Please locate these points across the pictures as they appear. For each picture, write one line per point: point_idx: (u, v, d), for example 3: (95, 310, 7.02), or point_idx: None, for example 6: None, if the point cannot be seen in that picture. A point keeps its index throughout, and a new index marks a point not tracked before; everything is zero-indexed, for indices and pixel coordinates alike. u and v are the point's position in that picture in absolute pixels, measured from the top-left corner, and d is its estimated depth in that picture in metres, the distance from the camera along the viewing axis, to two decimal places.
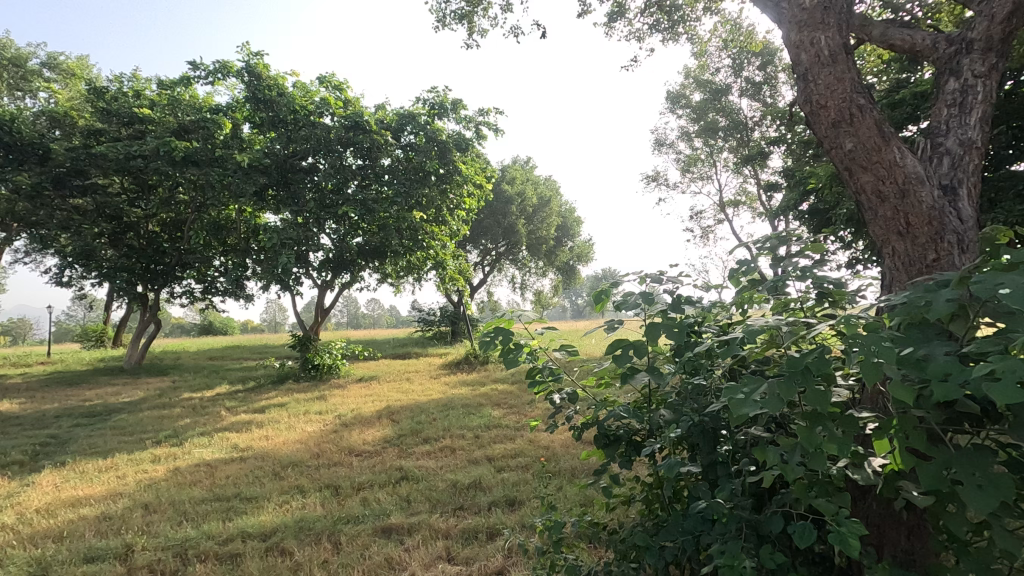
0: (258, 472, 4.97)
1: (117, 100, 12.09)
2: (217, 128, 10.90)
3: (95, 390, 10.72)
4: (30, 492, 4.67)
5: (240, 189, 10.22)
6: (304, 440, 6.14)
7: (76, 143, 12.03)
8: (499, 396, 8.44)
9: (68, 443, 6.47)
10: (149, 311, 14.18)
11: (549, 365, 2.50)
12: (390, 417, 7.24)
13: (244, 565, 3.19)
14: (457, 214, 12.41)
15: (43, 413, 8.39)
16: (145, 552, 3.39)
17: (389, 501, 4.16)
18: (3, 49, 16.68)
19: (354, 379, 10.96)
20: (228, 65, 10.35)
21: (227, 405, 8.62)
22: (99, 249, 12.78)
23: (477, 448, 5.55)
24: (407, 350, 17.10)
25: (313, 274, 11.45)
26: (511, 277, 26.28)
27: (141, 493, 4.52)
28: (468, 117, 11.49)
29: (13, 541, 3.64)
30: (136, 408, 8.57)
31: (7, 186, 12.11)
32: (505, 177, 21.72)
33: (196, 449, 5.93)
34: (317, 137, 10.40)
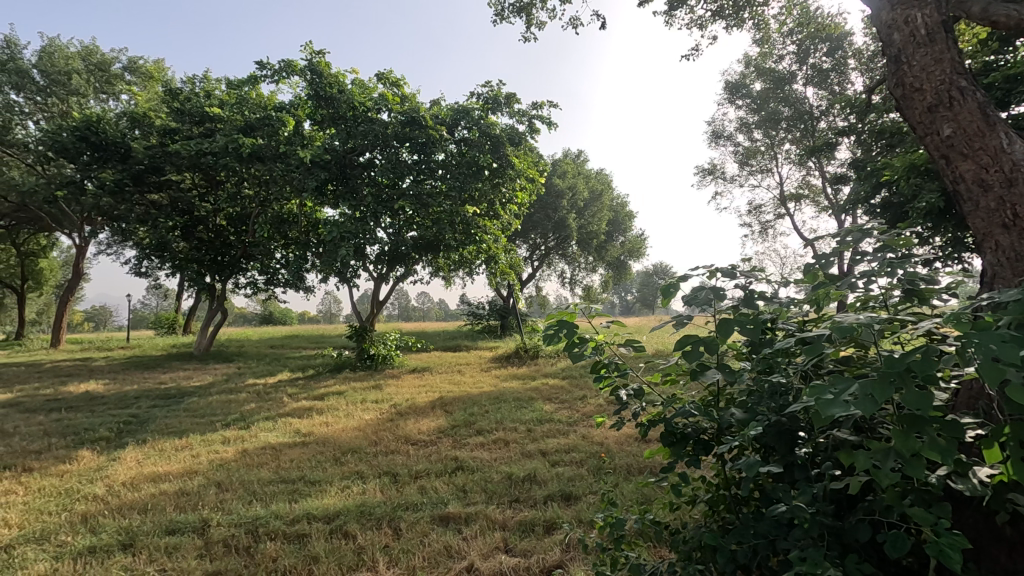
0: (320, 457, 5.16)
1: (189, 101, 12.79)
2: (281, 125, 11.32)
3: (169, 375, 11.42)
4: (116, 466, 5.03)
5: (302, 184, 10.60)
6: (362, 428, 6.33)
7: (154, 142, 12.81)
8: (550, 390, 8.46)
9: (147, 422, 6.93)
10: (217, 301, 14.96)
11: (615, 361, 2.44)
12: (444, 407, 7.36)
13: (310, 546, 3.30)
14: (509, 208, 12.46)
15: (124, 394, 9.01)
16: (219, 528, 3.58)
17: (446, 490, 4.22)
18: (90, 55, 17.95)
19: (407, 370, 11.21)
20: (293, 64, 10.74)
21: (289, 392, 9.01)
22: (173, 242, 13.59)
23: (530, 442, 5.55)
24: (458, 343, 17.34)
25: (369, 267, 11.80)
26: (560, 273, 26.18)
27: (213, 473, 4.78)
28: (521, 110, 11.48)
29: (104, 511, 3.92)
30: (206, 392, 9.07)
31: (94, 183, 13.09)
32: (556, 171, 21.62)
33: (262, 433, 6.22)
34: (375, 133, 10.64)
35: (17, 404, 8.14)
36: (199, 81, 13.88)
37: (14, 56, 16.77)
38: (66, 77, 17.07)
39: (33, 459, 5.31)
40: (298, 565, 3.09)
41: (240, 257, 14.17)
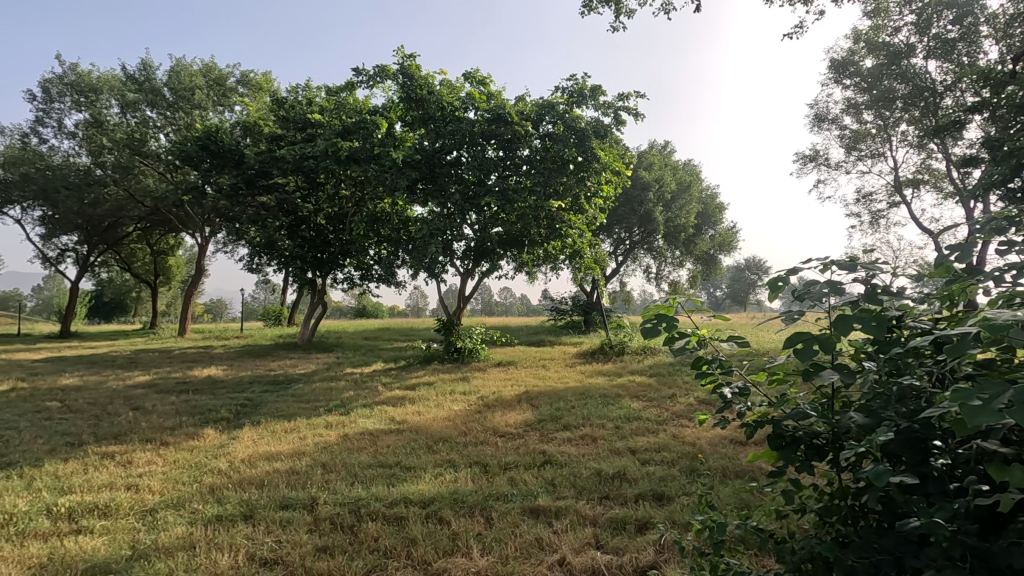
0: (414, 444, 5.39)
1: (294, 109, 13.79)
2: (375, 128, 11.89)
3: (277, 362, 12.40)
4: (236, 444, 5.54)
5: (394, 184, 11.08)
6: (452, 418, 6.53)
7: (263, 148, 13.93)
8: (637, 387, 8.26)
9: (259, 405, 7.58)
10: (317, 294, 16.03)
11: (718, 358, 2.33)
12: (530, 401, 7.42)
13: (409, 528, 3.46)
14: (594, 202, 12.33)
15: (240, 379, 9.90)
16: (326, 506, 3.84)
17: (535, 483, 4.26)
18: (209, 71, 19.77)
19: (493, 363, 11.42)
20: (386, 69, 11.26)
21: (383, 381, 9.48)
22: (280, 240, 14.71)
23: (619, 439, 5.46)
24: (541, 338, 17.41)
25: (457, 262, 12.15)
26: (645, 267, 25.53)
27: (319, 454, 5.14)
28: (607, 103, 11.28)
29: (228, 484, 4.34)
30: (309, 380, 9.77)
31: (213, 187, 14.47)
32: (642, 163, 21.02)
33: (361, 419, 6.59)
34: (462, 131, 10.85)
35: (154, 386, 9.20)
36: (302, 90, 14.90)
37: (148, 76, 18.86)
38: (189, 93, 18.95)
39: (169, 434, 5.98)
40: (397, 546, 3.24)
41: (338, 254, 15.07)
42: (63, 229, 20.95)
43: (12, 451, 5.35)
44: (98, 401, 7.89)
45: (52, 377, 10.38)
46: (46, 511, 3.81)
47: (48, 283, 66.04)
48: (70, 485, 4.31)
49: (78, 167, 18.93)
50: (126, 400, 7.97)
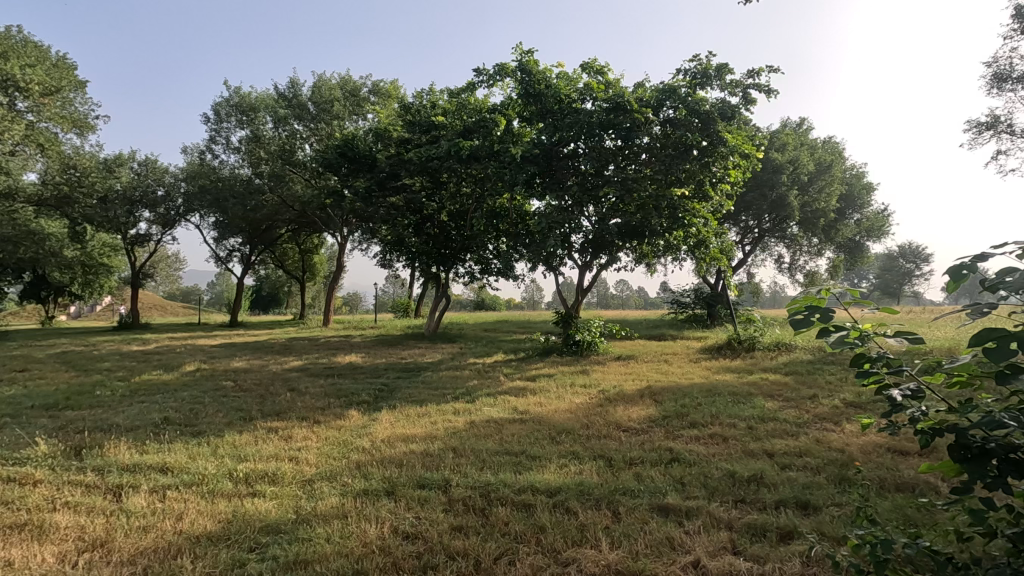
0: (537, 434, 5.49)
1: (420, 113, 14.62)
2: (494, 125, 12.22)
3: (407, 351, 13.30)
4: (376, 425, 6.03)
5: (513, 179, 11.33)
6: (574, 410, 6.56)
7: (393, 152, 14.95)
8: (771, 386, 7.70)
9: (394, 391, 8.18)
10: (442, 288, 16.90)
11: (884, 355, 2.09)
12: (653, 396, 7.23)
13: (537, 516, 3.53)
14: (720, 187, 11.66)
15: (375, 366, 10.76)
16: (459, 488, 4.05)
17: (663, 480, 4.13)
18: (345, 83, 21.53)
19: (613, 357, 11.26)
20: (505, 67, 11.52)
21: (505, 371, 9.79)
22: (408, 237, 15.71)
23: (753, 440, 5.11)
24: (662, 332, 16.86)
25: (575, 254, 12.17)
26: (777, 257, 23.63)
27: (449, 439, 5.43)
28: (734, 81, 10.55)
29: (371, 461, 4.74)
30: (436, 368, 10.36)
31: (351, 190, 15.81)
32: (774, 144, 19.36)
33: (486, 408, 6.85)
34: (580, 123, 10.78)
35: (306, 370, 10.33)
36: (427, 94, 15.72)
37: (296, 93, 21.06)
38: (329, 105, 20.81)
39: (320, 413, 6.67)
40: (526, 532, 3.32)
41: (460, 249, 15.77)
42: (231, 233, 24.17)
43: (200, 421, 6.30)
44: (262, 382, 9.03)
45: (226, 360, 12.06)
46: (230, 475, 4.44)
47: (219, 278, 76.55)
48: (245, 454, 4.99)
49: (242, 178, 21.70)
50: (284, 382, 9.04)
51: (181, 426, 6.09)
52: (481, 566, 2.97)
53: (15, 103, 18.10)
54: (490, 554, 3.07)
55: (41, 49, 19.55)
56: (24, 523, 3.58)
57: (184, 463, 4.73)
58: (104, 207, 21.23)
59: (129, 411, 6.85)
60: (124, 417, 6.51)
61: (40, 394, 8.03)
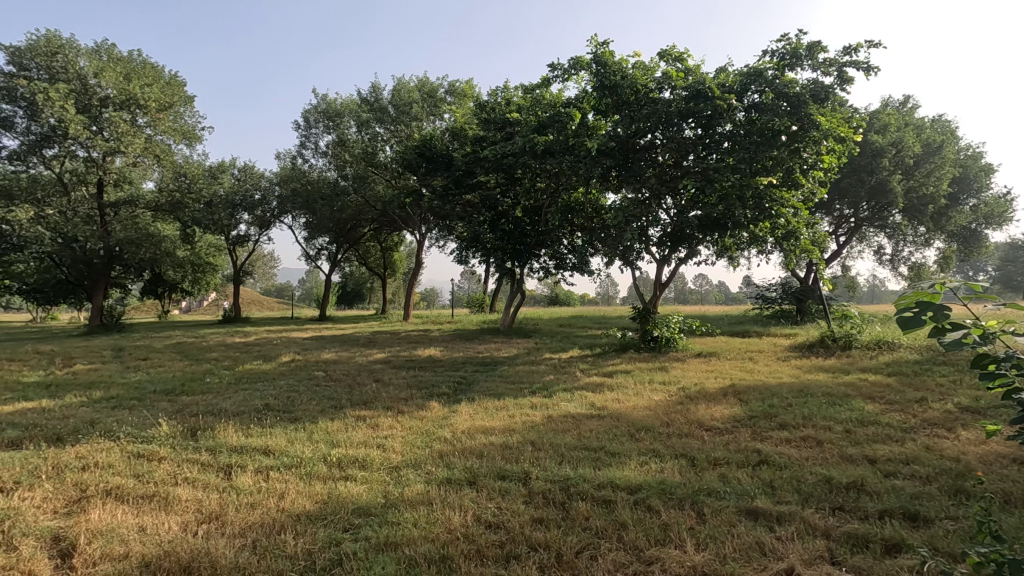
0: (616, 431, 5.42)
1: (495, 110, 14.78)
2: (569, 120, 12.15)
3: (484, 346, 13.54)
4: (457, 417, 6.20)
5: (588, 173, 11.20)
6: (653, 407, 6.43)
7: (470, 150, 15.23)
8: (872, 387, 7.15)
9: (472, 384, 8.38)
10: (517, 283, 17.04)
11: (1012, 357, 1.88)
12: (737, 395, 6.92)
13: (618, 512, 3.51)
14: (812, 174, 10.98)
15: (454, 359, 11.05)
16: (539, 481, 4.09)
17: (751, 483, 3.96)
18: (424, 84, 22.13)
19: (694, 354, 10.88)
20: (580, 60, 11.41)
21: (581, 367, 9.73)
22: (484, 234, 15.98)
23: (851, 445, 4.78)
24: (746, 328, 16.06)
25: (652, 248, 11.88)
26: (876, 247, 21.82)
27: (528, 432, 5.49)
28: (828, 59, 9.84)
29: (453, 451, 4.88)
30: (513, 363, 10.48)
31: (429, 189, 16.28)
32: (874, 125, 17.84)
33: (563, 403, 6.86)
34: (658, 113, 10.45)
35: (389, 362, 10.80)
36: (501, 91, 15.85)
37: (377, 97, 21.99)
38: (408, 107, 21.52)
39: (403, 404, 6.96)
40: (608, 528, 3.30)
41: (535, 244, 15.85)
42: (319, 232, 25.70)
43: (297, 408, 6.78)
44: (351, 373, 9.55)
45: (318, 352, 12.85)
46: (324, 459, 4.74)
47: (309, 275, 81.81)
48: (338, 441, 5.30)
49: (329, 181, 23.01)
50: (369, 373, 9.51)
51: (281, 413, 6.58)
52: (563, 558, 2.99)
53: (136, 119, 20.19)
54: (572, 547, 3.08)
55: (157, 69, 21.61)
56: (153, 495, 4.02)
57: (283, 447, 5.10)
58: (210, 210, 23.23)
59: (236, 398, 7.48)
60: (231, 403, 7.12)
61: (161, 380, 8.96)
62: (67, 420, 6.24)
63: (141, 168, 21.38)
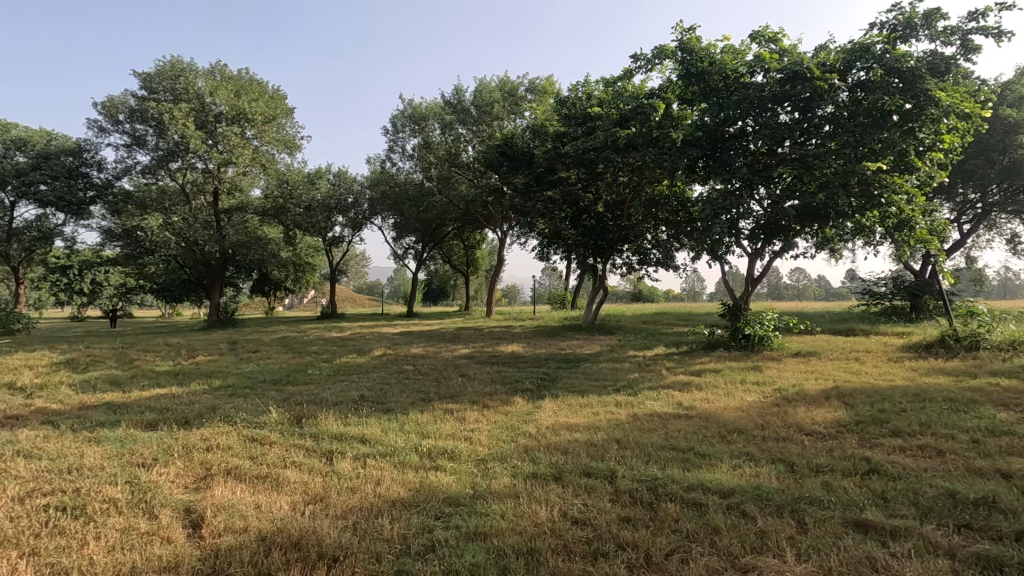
0: (705, 432, 5.23)
1: (576, 105, 14.67)
2: (653, 111, 11.84)
3: (566, 342, 13.50)
4: (541, 413, 6.26)
5: (674, 165, 10.81)
6: (745, 408, 6.12)
7: (550, 147, 15.20)
8: (1006, 393, 6.37)
9: (555, 380, 8.40)
10: (599, 280, 16.84)
11: None
12: (842, 398, 6.42)
13: (710, 515, 3.39)
14: (929, 156, 9.95)
15: (536, 356, 11.13)
16: (625, 480, 4.04)
17: (859, 493, 3.67)
18: (504, 83, 22.37)
19: (790, 353, 10.23)
20: (664, 48, 11.07)
21: (667, 365, 9.47)
22: (565, 230, 15.93)
23: (980, 457, 4.28)
24: (851, 326, 14.83)
25: (744, 242, 11.31)
26: (1009, 236, 19.36)
27: (612, 430, 5.42)
28: (949, 27, 8.84)
29: (538, 447, 4.92)
30: (596, 360, 10.37)
31: (510, 187, 16.46)
32: (1007, 98, 15.78)
33: (649, 401, 6.71)
34: (749, 98, 9.89)
35: (474, 358, 11.07)
36: (582, 85, 15.71)
37: (460, 99, 22.54)
38: (490, 107, 21.83)
39: (488, 398, 7.13)
40: (699, 531, 3.20)
41: (618, 240, 15.59)
42: (407, 232, 26.81)
43: (389, 400, 7.14)
44: (438, 367, 9.90)
45: (406, 347, 13.42)
46: (415, 450, 4.96)
47: (398, 274, 85.89)
48: (428, 432, 5.53)
49: (415, 182, 23.94)
50: (455, 367, 9.81)
51: (375, 404, 6.96)
52: (652, 560, 2.93)
53: (245, 132, 22.09)
54: (661, 549, 3.02)
55: (262, 85, 23.47)
56: (266, 475, 4.41)
57: (378, 435, 5.40)
58: (309, 214, 24.94)
59: (334, 389, 8.01)
60: (330, 393, 7.62)
61: (270, 371, 9.76)
62: (194, 405, 6.99)
63: (250, 177, 23.33)
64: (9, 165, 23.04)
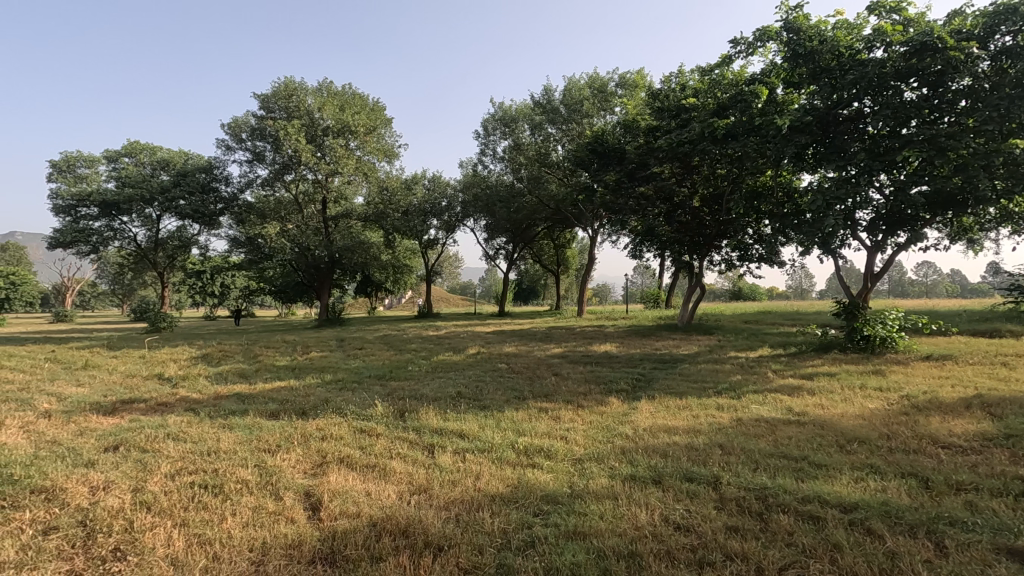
0: (820, 440, 4.84)
1: (670, 97, 14.13)
2: (755, 98, 11.36)
3: (661, 342, 13.09)
4: (637, 414, 6.12)
5: (779, 154, 10.11)
6: (867, 416, 5.59)
7: (642, 142, 14.77)
8: None
9: (652, 381, 8.18)
10: (695, 278, 16.16)
11: None
12: (986, 408, 5.66)
13: (829, 531, 3.13)
14: None
15: (631, 356, 10.89)
16: (730, 487, 3.84)
17: (1012, 516, 3.22)
18: (594, 81, 21.92)
19: (919, 356, 9.20)
20: (768, 30, 10.42)
21: (773, 367, 8.89)
22: (659, 226, 15.43)
23: None
24: (994, 326, 13.09)
25: (862, 233, 10.38)
26: None
27: (715, 435, 5.18)
28: None
29: (635, 449, 4.82)
30: (694, 361, 9.96)
31: (602, 185, 16.21)
32: None
33: (755, 405, 6.32)
34: (868, 76, 9.01)
35: (566, 357, 11.04)
36: (676, 76, 15.11)
37: (550, 99, 22.54)
38: (579, 105, 21.62)
39: (583, 398, 7.07)
40: (817, 546, 2.97)
41: (716, 235, 14.87)
42: (498, 233, 27.33)
43: (485, 397, 7.31)
44: (531, 366, 9.98)
45: (500, 345, 13.67)
46: (512, 446, 5.04)
47: (489, 274, 87.98)
48: (524, 429, 5.60)
49: (506, 184, 24.38)
50: (548, 367, 9.83)
51: (472, 400, 7.16)
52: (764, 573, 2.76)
53: (349, 143, 23.63)
54: (774, 563, 2.84)
55: (363, 98, 24.94)
56: (374, 465, 4.69)
57: (476, 431, 5.56)
58: (407, 218, 26.18)
59: (433, 385, 8.33)
60: (429, 390, 7.94)
61: (374, 368, 10.35)
62: (310, 398, 7.60)
63: (353, 186, 25.06)
64: (155, 184, 26.25)
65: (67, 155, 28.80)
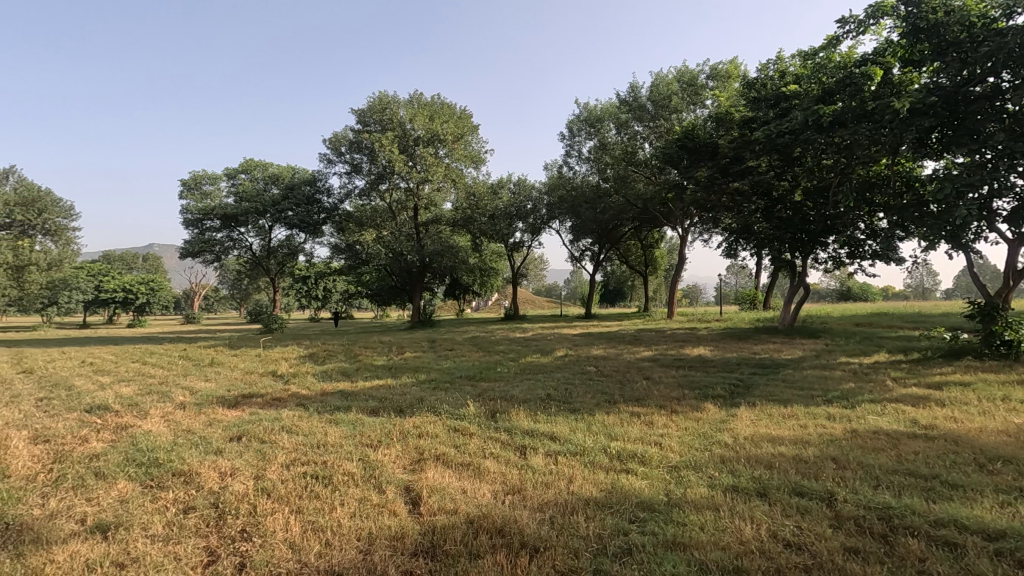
0: (954, 457, 4.33)
1: (768, 86, 13.29)
2: (868, 80, 10.42)
3: (760, 346, 12.34)
4: (737, 422, 5.80)
5: (897, 140, 9.20)
6: (1012, 432, 4.93)
7: (737, 135, 14.02)
8: None
9: (751, 387, 7.72)
10: (798, 277, 15.06)
11: None
12: None
13: (970, 560, 2.79)
14: None
15: (727, 360, 10.35)
16: (847, 505, 3.53)
17: None
18: (683, 75, 21.18)
19: None
20: (882, 5, 9.53)
21: (893, 375, 8.07)
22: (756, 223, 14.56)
23: None
24: None
25: (1001, 224, 9.20)
26: None
27: (826, 447, 4.79)
28: None
29: (736, 458, 4.57)
30: (798, 366, 9.27)
31: (693, 182, 15.57)
32: None
33: (872, 416, 5.79)
34: (1007, 47, 7.97)
35: (658, 360, 10.71)
36: (774, 63, 14.19)
37: (636, 96, 22.05)
38: (667, 101, 20.94)
39: (676, 403, 6.82)
40: None
41: (822, 231, 13.80)
42: (584, 234, 27.12)
43: (575, 400, 7.26)
44: (620, 369, 9.78)
45: (587, 348, 13.55)
46: (604, 451, 4.97)
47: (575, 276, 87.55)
48: (617, 434, 5.50)
49: (591, 184, 24.18)
50: (639, 370, 9.58)
51: (562, 403, 7.14)
52: None
53: (439, 151, 24.54)
54: None
55: (451, 107, 25.76)
56: (469, 463, 4.81)
57: (567, 434, 5.54)
58: (494, 221, 26.75)
59: (522, 387, 8.40)
60: (519, 391, 8.02)
61: (464, 368, 10.64)
62: (406, 396, 7.94)
63: (443, 192, 25.97)
64: (268, 197, 28.70)
65: (195, 174, 32.30)
